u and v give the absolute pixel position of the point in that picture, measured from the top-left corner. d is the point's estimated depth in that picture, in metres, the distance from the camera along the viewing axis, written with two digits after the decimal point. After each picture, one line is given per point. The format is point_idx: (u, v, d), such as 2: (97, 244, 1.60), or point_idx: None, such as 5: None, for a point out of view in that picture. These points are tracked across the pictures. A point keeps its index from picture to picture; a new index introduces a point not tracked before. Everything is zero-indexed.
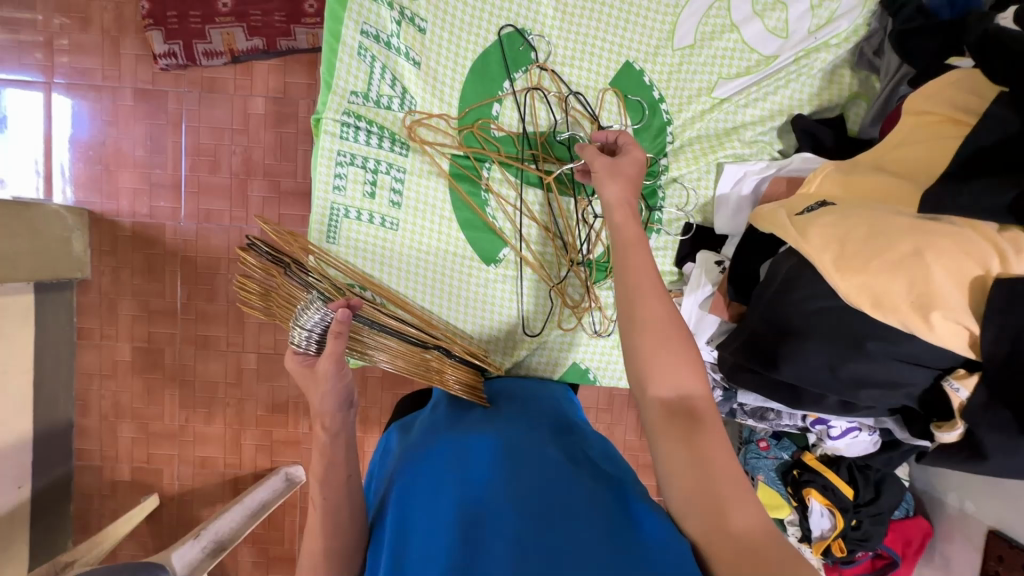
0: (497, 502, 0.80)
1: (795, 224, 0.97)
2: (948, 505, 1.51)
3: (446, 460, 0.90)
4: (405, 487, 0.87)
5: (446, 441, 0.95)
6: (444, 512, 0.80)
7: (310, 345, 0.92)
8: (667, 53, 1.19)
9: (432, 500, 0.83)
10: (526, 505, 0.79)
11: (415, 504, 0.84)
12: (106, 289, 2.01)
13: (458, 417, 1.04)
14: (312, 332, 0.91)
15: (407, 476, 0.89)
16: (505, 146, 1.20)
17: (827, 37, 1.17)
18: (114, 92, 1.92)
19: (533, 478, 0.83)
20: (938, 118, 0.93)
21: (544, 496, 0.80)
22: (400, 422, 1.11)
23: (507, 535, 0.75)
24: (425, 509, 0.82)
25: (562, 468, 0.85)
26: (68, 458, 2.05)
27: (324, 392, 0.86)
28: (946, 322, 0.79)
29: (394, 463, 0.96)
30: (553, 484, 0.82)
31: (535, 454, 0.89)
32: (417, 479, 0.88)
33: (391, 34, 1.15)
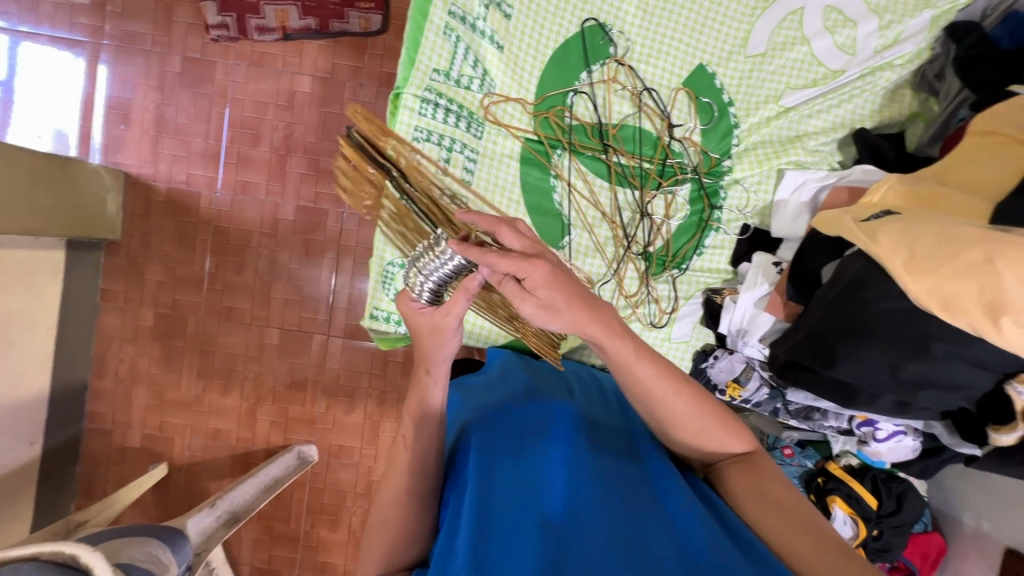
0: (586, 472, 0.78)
1: (861, 227, 1.02)
2: (964, 523, 1.55)
3: (529, 421, 0.88)
4: (486, 439, 0.84)
5: (525, 404, 0.92)
6: (532, 473, 0.79)
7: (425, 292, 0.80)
8: (740, 59, 1.23)
9: (518, 459, 0.81)
10: (616, 483, 0.78)
11: (498, 456, 0.81)
12: (135, 253, 2.01)
13: (532, 384, 1.02)
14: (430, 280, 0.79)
15: (486, 429, 0.87)
16: (577, 134, 1.23)
17: (891, 58, 1.23)
18: (163, 59, 1.94)
19: (622, 459, 0.82)
20: (1004, 139, 0.99)
21: (633, 479, 0.79)
22: (459, 382, 1.08)
23: (599, 507, 0.74)
24: (510, 466, 0.80)
25: (649, 454, 0.85)
26: (79, 420, 2.03)
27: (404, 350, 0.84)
28: (1016, 328, 0.82)
29: (468, 417, 0.94)
30: (645, 467, 0.81)
31: (619, 435, 0.88)
32: (499, 435, 0.85)
33: (477, 17, 1.18)
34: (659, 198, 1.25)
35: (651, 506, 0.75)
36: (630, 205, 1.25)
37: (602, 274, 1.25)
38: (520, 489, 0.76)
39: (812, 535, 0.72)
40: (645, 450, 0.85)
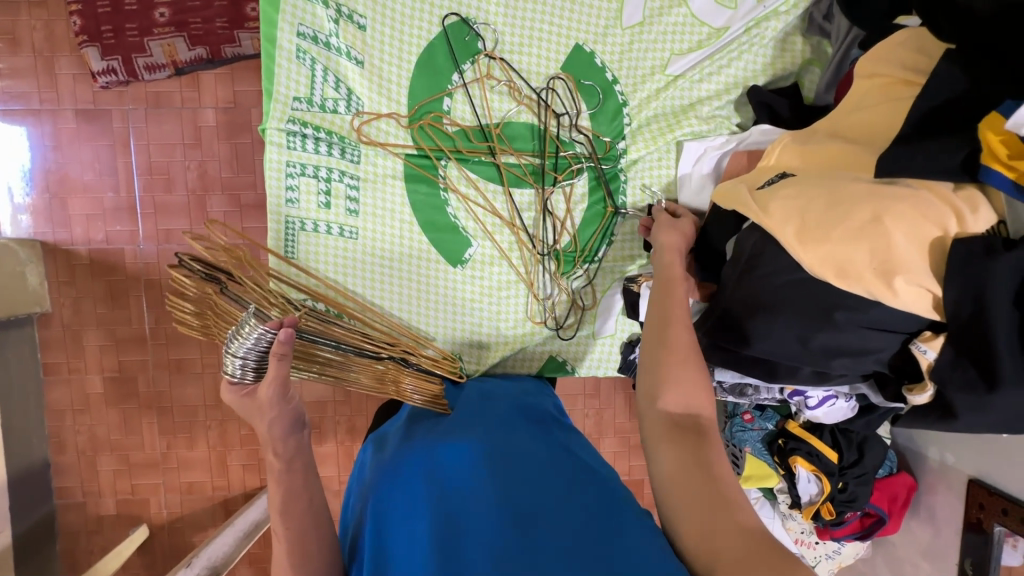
0: (475, 512, 0.79)
1: (756, 198, 0.96)
2: (928, 458, 1.55)
3: (421, 469, 0.89)
4: (381, 505, 0.84)
5: (419, 452, 0.93)
6: (424, 528, 0.78)
7: (246, 373, 0.78)
8: (617, 32, 1.16)
9: (410, 516, 0.81)
10: (507, 513, 0.78)
11: (391, 520, 0.81)
12: (69, 321, 1.93)
13: (432, 422, 1.03)
14: (246, 359, 0.78)
15: (381, 494, 0.86)
16: (459, 141, 1.16)
17: (775, 5, 1.16)
18: (54, 116, 1.83)
19: (514, 489, 0.82)
20: (889, 80, 0.93)
21: (527, 504, 0.79)
22: (376, 436, 1.08)
23: (491, 545, 0.73)
24: (403, 524, 0.80)
25: (549, 480, 0.85)
26: (48, 498, 1.99)
27: (272, 419, 0.76)
28: (910, 288, 0.79)
29: (370, 479, 0.94)
30: (540, 485, 0.84)
31: (515, 461, 0.89)
32: (393, 493, 0.85)
33: (330, 34, 1.10)
34: (557, 193, 1.19)
35: (542, 528, 0.75)
36: (530, 206, 1.19)
37: (513, 285, 1.21)
38: (414, 547, 0.76)
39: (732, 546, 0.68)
40: (538, 470, 0.87)
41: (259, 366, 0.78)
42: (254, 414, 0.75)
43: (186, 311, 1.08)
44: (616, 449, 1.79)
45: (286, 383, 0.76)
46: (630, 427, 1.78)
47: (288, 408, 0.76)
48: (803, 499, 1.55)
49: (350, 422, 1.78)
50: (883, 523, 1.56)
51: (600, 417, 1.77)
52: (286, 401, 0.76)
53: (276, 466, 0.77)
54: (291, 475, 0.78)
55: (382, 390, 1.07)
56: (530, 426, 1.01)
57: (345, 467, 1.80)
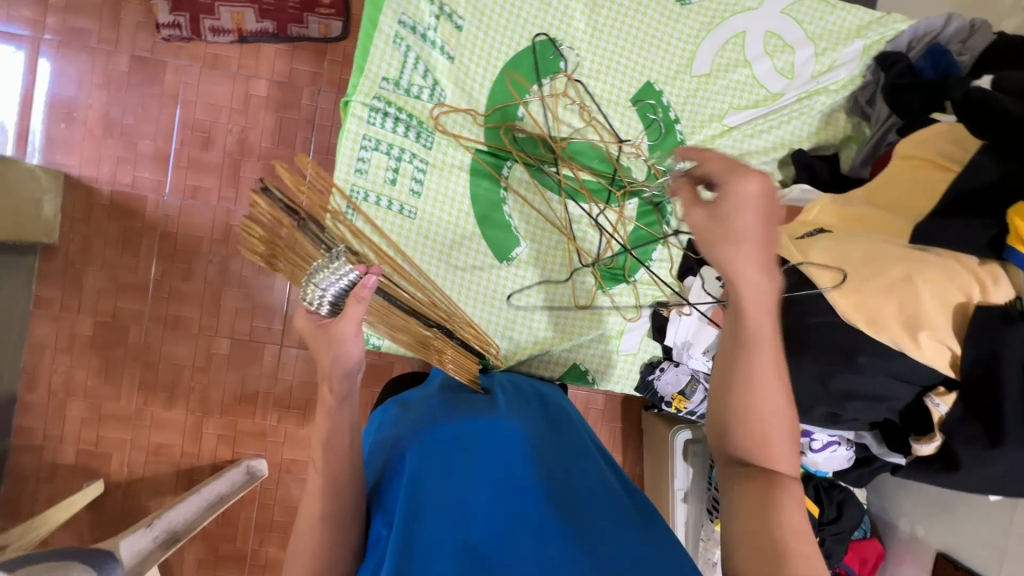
0: (514, 495, 0.83)
1: (797, 245, 1.06)
2: (899, 529, 1.60)
3: (458, 439, 0.89)
4: (420, 458, 0.84)
5: (457, 419, 0.93)
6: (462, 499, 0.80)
7: (323, 305, 0.85)
8: (685, 78, 1.28)
9: (448, 479, 0.82)
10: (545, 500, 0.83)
11: (429, 476, 0.82)
12: (73, 258, 1.90)
13: (465, 396, 1.05)
14: (327, 293, 0.84)
15: (419, 449, 0.86)
16: (528, 147, 1.25)
17: (827, 83, 1.29)
18: (109, 57, 1.86)
19: (553, 480, 0.86)
20: (924, 162, 1.05)
21: (563, 495, 0.84)
22: (398, 398, 1.08)
23: (532, 531, 0.79)
24: (443, 486, 0.81)
25: (580, 469, 0.90)
26: (4, 436, 1.90)
27: (337, 355, 0.80)
28: (931, 342, 0.87)
29: (400, 431, 0.94)
30: (574, 478, 0.87)
31: (551, 450, 0.92)
32: (433, 450, 0.86)
33: (428, 27, 1.19)
34: (608, 212, 1.28)
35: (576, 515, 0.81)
36: (581, 219, 1.27)
37: (554, 288, 1.27)
38: (452, 512, 0.79)
39: None
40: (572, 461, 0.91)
41: (337, 302, 0.85)
42: (324, 345, 0.81)
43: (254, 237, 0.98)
44: None
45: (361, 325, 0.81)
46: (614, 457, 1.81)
47: (352, 350, 0.81)
48: None
49: None
50: None
51: None
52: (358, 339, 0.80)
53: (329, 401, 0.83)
54: (339, 414, 0.83)
55: (425, 355, 1.10)
56: (561, 416, 1.04)
57: None
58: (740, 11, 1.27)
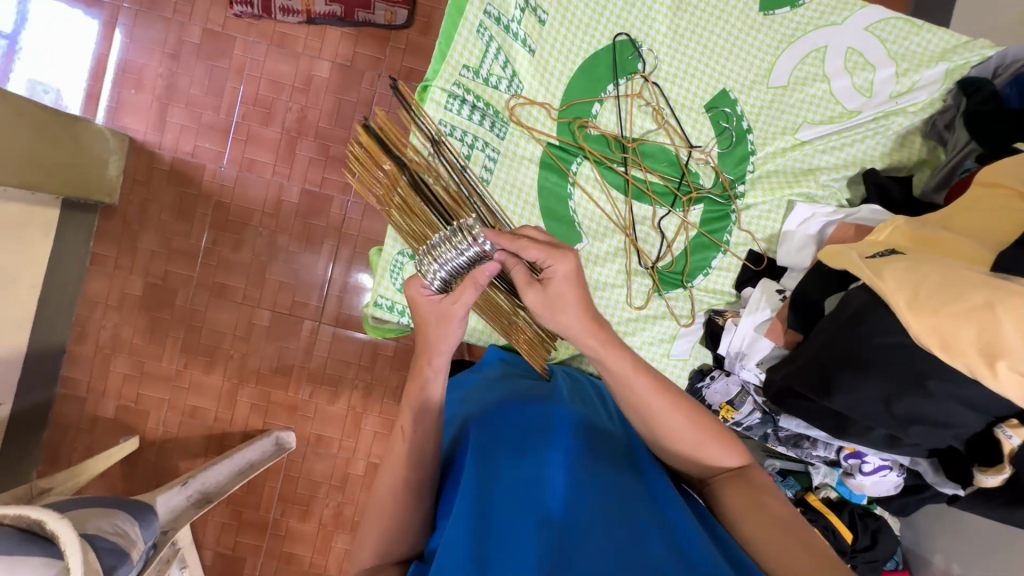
0: (579, 477, 0.81)
1: (868, 263, 1.05)
2: (933, 565, 1.57)
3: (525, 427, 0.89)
4: (489, 443, 0.87)
5: (523, 407, 0.95)
6: (535, 484, 0.80)
7: (437, 279, 0.83)
8: (761, 89, 1.27)
9: (516, 461, 0.84)
10: (609, 487, 0.81)
11: (497, 458, 0.84)
12: (130, 219, 1.97)
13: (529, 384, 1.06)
14: (445, 268, 0.82)
15: (487, 434, 0.89)
16: (599, 145, 1.26)
17: (906, 104, 1.27)
18: (182, 29, 1.93)
19: (618, 470, 0.84)
20: (1007, 191, 1.04)
21: (629, 485, 0.82)
22: (457, 384, 1.12)
23: (599, 513, 0.77)
24: (510, 466, 0.83)
25: (646, 465, 0.88)
26: (50, 385, 1.97)
27: (446, 332, 0.85)
28: (1010, 373, 0.85)
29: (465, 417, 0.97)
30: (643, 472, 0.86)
31: (616, 444, 0.91)
32: (499, 435, 0.88)
33: (512, 19, 1.20)
34: (672, 216, 1.28)
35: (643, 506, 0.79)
36: (644, 220, 1.28)
37: (613, 286, 1.27)
38: (519, 490, 0.80)
39: (821, 562, 0.72)
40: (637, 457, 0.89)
41: (451, 277, 0.83)
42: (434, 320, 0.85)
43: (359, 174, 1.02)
44: None
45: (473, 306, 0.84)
46: None
47: (455, 329, 0.85)
48: None
49: None
50: None
51: None
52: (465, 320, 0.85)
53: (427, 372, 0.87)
54: (428, 383, 0.88)
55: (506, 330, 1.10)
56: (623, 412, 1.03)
57: None
58: (823, 26, 1.28)
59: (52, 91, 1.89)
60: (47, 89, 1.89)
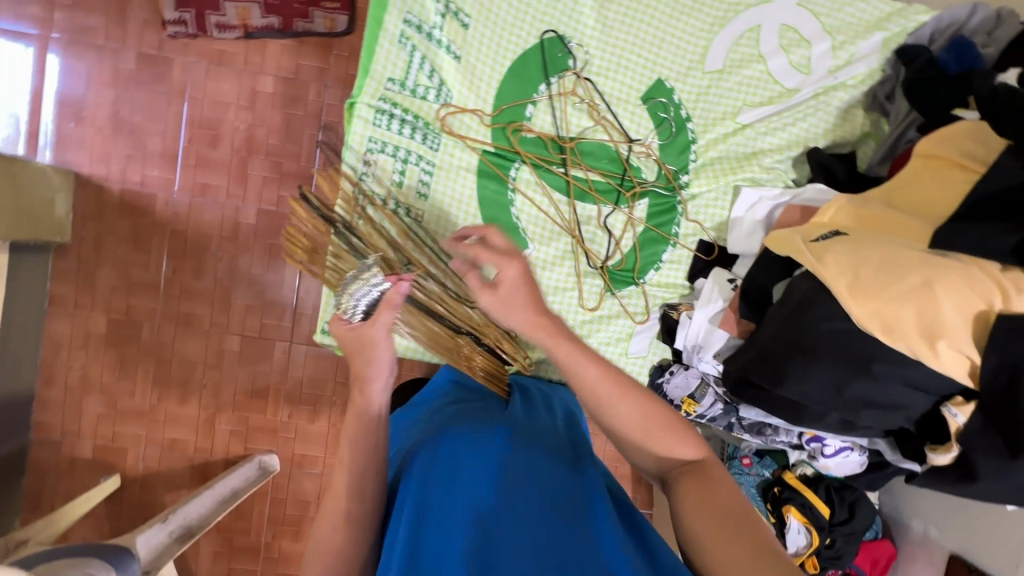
0: (513, 511, 0.80)
1: (810, 248, 1.04)
2: (912, 530, 1.60)
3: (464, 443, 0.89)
4: (426, 476, 0.84)
5: (461, 429, 0.91)
6: (468, 505, 0.81)
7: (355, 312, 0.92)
8: (697, 75, 1.24)
9: (451, 496, 0.81)
10: (545, 521, 0.79)
11: (433, 493, 0.82)
12: (85, 256, 1.92)
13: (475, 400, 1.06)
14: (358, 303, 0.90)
15: (426, 465, 0.85)
16: (536, 147, 1.23)
17: (844, 78, 1.26)
18: (116, 55, 1.86)
19: (555, 495, 0.82)
20: (946, 162, 1.02)
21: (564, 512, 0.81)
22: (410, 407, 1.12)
23: (531, 531, 0.78)
24: (445, 503, 0.80)
25: (589, 475, 0.88)
26: (23, 432, 1.94)
27: (371, 357, 0.88)
28: (950, 352, 0.85)
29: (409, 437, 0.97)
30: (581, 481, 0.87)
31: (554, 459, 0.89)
32: (439, 462, 0.85)
33: (434, 26, 1.17)
34: (618, 213, 1.26)
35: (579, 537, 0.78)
36: (589, 220, 1.26)
37: (567, 292, 1.25)
38: (454, 530, 0.78)
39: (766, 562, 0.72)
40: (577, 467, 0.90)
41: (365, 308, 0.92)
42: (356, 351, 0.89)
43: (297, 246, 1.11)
44: None
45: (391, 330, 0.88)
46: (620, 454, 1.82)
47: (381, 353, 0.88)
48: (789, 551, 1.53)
49: None
50: None
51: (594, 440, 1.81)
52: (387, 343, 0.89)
53: (359, 402, 0.89)
54: (363, 409, 0.90)
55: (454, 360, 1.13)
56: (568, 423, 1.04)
57: None
58: (755, 4, 1.24)
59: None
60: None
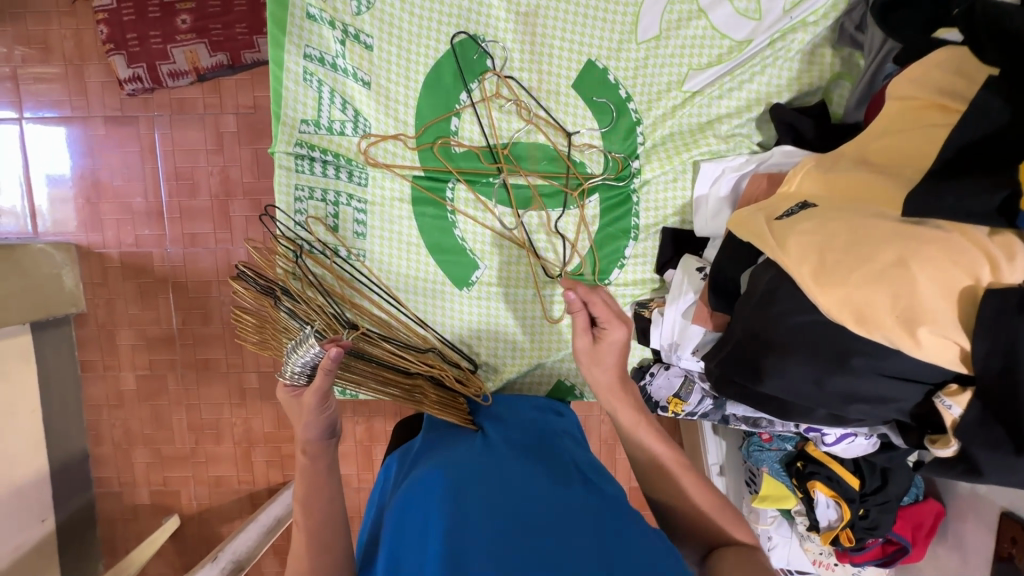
0: (482, 527, 0.78)
1: (773, 230, 0.92)
2: (959, 485, 1.44)
3: (433, 486, 0.88)
4: (399, 514, 0.85)
5: (437, 468, 0.93)
6: (433, 539, 0.77)
7: (300, 377, 0.95)
8: (632, 48, 1.11)
9: (424, 528, 0.81)
10: (513, 534, 0.76)
11: (407, 529, 0.82)
12: (103, 321, 1.93)
13: (448, 436, 1.06)
14: (302, 367, 0.94)
15: (400, 507, 0.86)
16: (468, 161, 1.16)
17: (803, 15, 1.08)
18: (85, 121, 1.80)
19: (521, 514, 0.80)
20: (922, 103, 0.85)
21: (536, 528, 0.78)
22: (401, 450, 1.09)
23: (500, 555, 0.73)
24: (415, 539, 0.79)
25: (562, 499, 0.85)
26: (87, 487, 2.01)
27: (307, 422, 0.91)
28: (934, 338, 0.74)
29: (389, 497, 0.95)
30: (553, 505, 0.83)
31: (527, 486, 0.88)
32: (411, 500, 0.87)
33: (336, 55, 1.10)
34: (569, 214, 1.18)
35: (551, 547, 0.74)
36: (539, 227, 1.19)
37: (522, 311, 1.23)
38: (424, 557, 0.76)
39: None
40: (546, 492, 0.86)
41: (310, 374, 0.94)
42: (298, 415, 0.92)
43: (248, 325, 1.17)
44: None
45: (325, 394, 0.91)
46: None
47: (320, 416, 0.91)
48: (821, 523, 1.49)
49: (369, 422, 1.77)
50: (906, 552, 1.48)
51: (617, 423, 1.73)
52: (321, 411, 0.91)
53: (304, 461, 0.91)
54: (317, 468, 0.91)
55: (406, 400, 1.12)
56: (545, 448, 1.02)
57: (363, 465, 1.80)
58: None
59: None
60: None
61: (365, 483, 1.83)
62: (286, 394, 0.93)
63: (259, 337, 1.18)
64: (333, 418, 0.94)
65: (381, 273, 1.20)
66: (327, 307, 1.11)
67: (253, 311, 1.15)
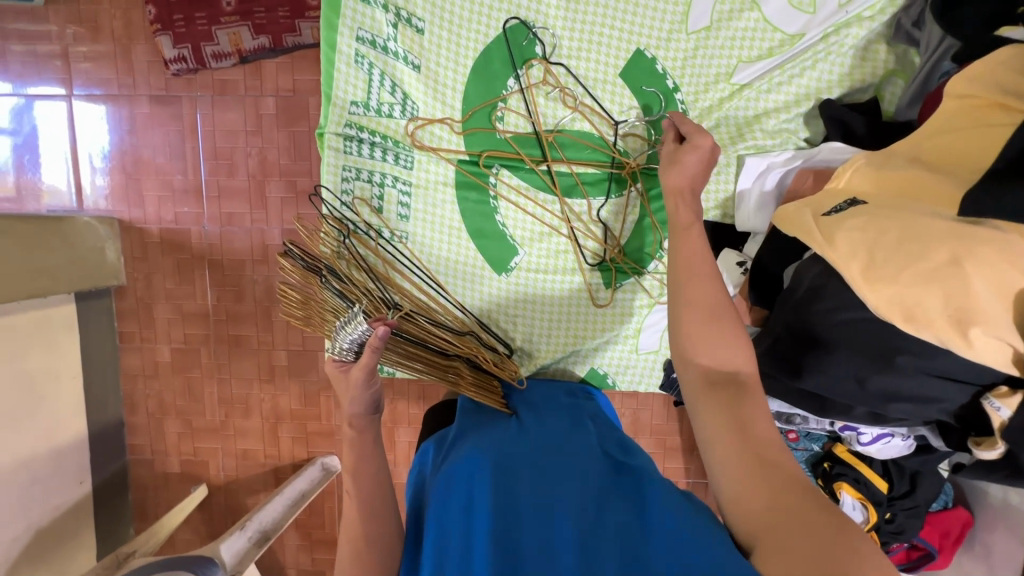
0: (528, 516, 0.80)
1: (821, 225, 0.91)
2: (991, 495, 1.41)
3: (475, 467, 0.90)
4: (441, 491, 0.87)
5: (473, 453, 0.94)
6: (479, 525, 0.80)
7: (348, 353, 0.98)
8: (681, 37, 1.11)
9: (467, 511, 0.83)
10: (559, 521, 0.78)
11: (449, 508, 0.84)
12: (141, 295, 1.99)
13: (485, 420, 1.08)
14: (350, 345, 0.96)
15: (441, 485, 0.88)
16: (513, 147, 1.17)
17: (859, 10, 1.07)
18: (131, 100, 1.85)
19: (560, 499, 0.82)
20: (984, 102, 0.84)
21: (580, 514, 0.79)
22: (437, 435, 1.11)
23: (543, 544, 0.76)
24: (460, 518, 0.82)
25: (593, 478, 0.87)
26: (122, 453, 2.09)
27: (353, 395, 0.93)
28: (986, 339, 0.73)
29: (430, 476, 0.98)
30: (588, 486, 0.85)
31: (564, 468, 0.90)
32: (449, 482, 0.88)
33: (388, 38, 1.12)
34: (610, 203, 1.19)
35: (598, 534, 0.76)
36: (580, 216, 1.20)
37: (559, 298, 1.24)
38: (470, 542, 0.79)
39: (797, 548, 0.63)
40: (581, 474, 0.88)
41: (358, 352, 0.97)
42: (345, 388, 0.95)
43: (293, 302, 1.21)
44: (654, 450, 1.76)
45: (371, 369, 0.93)
46: (669, 427, 1.74)
47: (365, 392, 0.93)
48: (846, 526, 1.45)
49: (394, 404, 1.81)
50: (931, 559, 1.47)
51: (640, 416, 1.74)
52: (368, 387, 0.92)
53: (349, 431, 0.94)
54: (361, 441, 0.94)
55: (445, 380, 1.15)
56: (580, 431, 1.03)
57: (387, 446, 1.85)
58: None
59: (42, 191, 1.91)
60: (38, 192, 1.91)
61: (388, 462, 1.87)
62: (334, 369, 0.97)
63: (304, 313, 1.21)
64: (376, 393, 0.95)
65: (422, 256, 1.23)
66: (371, 286, 1.14)
67: (298, 287, 1.18)
